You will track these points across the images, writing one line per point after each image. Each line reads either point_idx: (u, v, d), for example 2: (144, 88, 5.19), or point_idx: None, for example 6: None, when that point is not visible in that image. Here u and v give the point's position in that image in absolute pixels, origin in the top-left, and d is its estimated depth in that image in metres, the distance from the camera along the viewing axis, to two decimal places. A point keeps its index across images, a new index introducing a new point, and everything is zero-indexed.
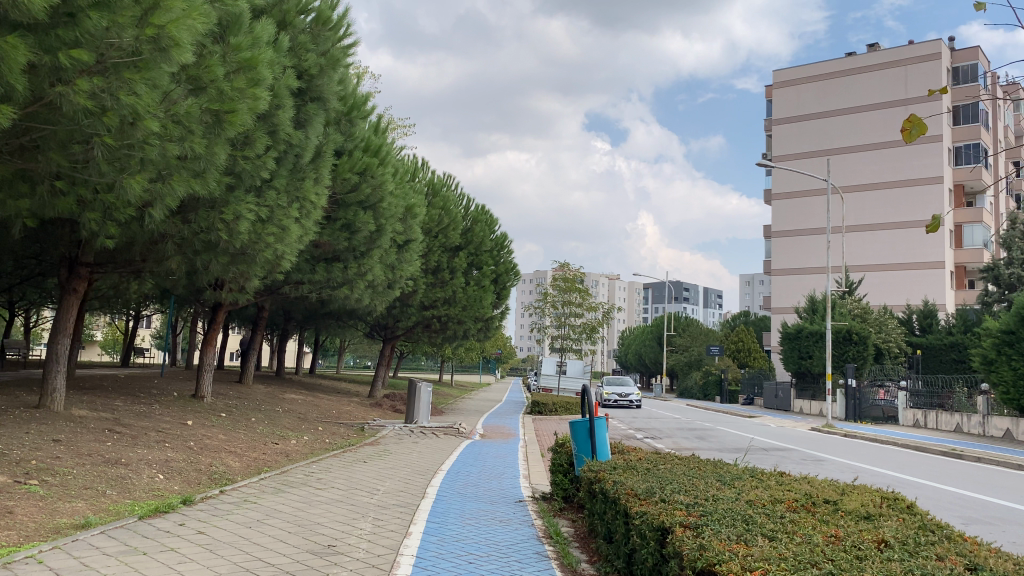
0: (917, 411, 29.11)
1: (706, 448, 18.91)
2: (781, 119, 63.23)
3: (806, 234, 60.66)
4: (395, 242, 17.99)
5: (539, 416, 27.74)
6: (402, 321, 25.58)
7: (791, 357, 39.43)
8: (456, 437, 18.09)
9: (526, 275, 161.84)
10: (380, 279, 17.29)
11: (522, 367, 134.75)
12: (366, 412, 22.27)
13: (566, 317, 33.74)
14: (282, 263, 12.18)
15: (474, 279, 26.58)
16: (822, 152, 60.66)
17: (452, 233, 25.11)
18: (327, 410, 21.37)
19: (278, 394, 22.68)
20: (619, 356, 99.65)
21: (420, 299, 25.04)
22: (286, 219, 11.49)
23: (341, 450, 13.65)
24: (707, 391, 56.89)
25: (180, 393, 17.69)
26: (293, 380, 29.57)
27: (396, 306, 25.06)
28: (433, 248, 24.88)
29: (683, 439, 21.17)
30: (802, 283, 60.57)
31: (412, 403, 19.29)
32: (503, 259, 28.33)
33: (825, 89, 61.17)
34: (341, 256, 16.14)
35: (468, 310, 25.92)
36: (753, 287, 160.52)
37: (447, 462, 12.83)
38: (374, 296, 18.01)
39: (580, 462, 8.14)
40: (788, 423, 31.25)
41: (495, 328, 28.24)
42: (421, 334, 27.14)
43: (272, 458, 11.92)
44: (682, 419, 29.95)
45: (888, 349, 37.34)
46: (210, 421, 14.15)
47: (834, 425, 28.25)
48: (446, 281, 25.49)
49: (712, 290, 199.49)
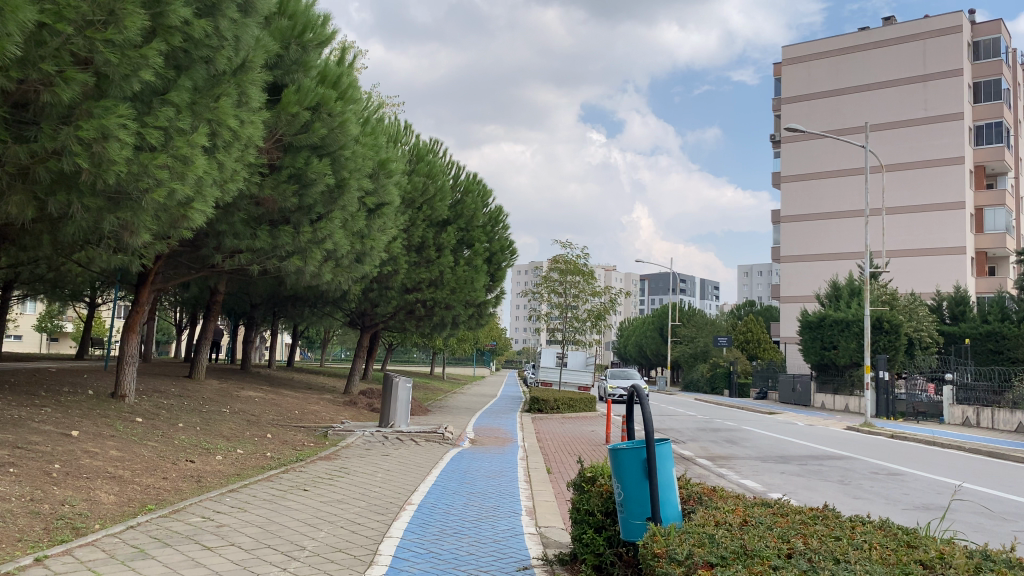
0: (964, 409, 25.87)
1: (743, 457, 15.55)
2: (791, 98, 59.73)
3: (818, 218, 57.35)
4: (364, 206, 14.62)
5: (538, 415, 24.38)
6: (381, 307, 22.13)
7: (813, 348, 36.20)
8: (441, 445, 14.71)
9: (521, 266, 158.70)
10: (346, 251, 13.93)
11: (518, 360, 131.54)
12: (337, 413, 18.91)
13: (569, 304, 30.37)
14: (190, 213, 8.82)
15: (464, 259, 23.02)
16: (835, 132, 57.29)
17: (438, 205, 21.66)
18: (289, 412, 17.95)
19: (233, 391, 19.23)
20: (618, 348, 96.37)
21: (401, 280, 21.52)
22: (188, 148, 8.15)
23: (280, 470, 10.19)
24: (714, 384, 53.75)
25: (96, 391, 14.24)
26: (260, 374, 26.16)
27: (374, 289, 21.51)
28: (417, 222, 21.39)
29: (712, 444, 17.83)
30: (814, 271, 57.27)
31: (389, 403, 15.86)
32: (498, 236, 24.76)
33: (837, 66, 57.89)
34: (291, 219, 12.75)
35: (458, 294, 22.50)
36: (753, 279, 157.39)
37: (421, 487, 9.46)
38: (339, 273, 14.61)
39: (631, 524, 4.78)
40: (818, 421, 27.88)
41: (489, 316, 24.83)
42: (404, 322, 23.75)
43: (172, 487, 8.46)
44: (701, 418, 26.64)
45: (920, 339, 34.01)
46: (109, 430, 10.69)
47: (872, 424, 24.91)
48: (433, 260, 22.00)
49: (710, 283, 196.06)
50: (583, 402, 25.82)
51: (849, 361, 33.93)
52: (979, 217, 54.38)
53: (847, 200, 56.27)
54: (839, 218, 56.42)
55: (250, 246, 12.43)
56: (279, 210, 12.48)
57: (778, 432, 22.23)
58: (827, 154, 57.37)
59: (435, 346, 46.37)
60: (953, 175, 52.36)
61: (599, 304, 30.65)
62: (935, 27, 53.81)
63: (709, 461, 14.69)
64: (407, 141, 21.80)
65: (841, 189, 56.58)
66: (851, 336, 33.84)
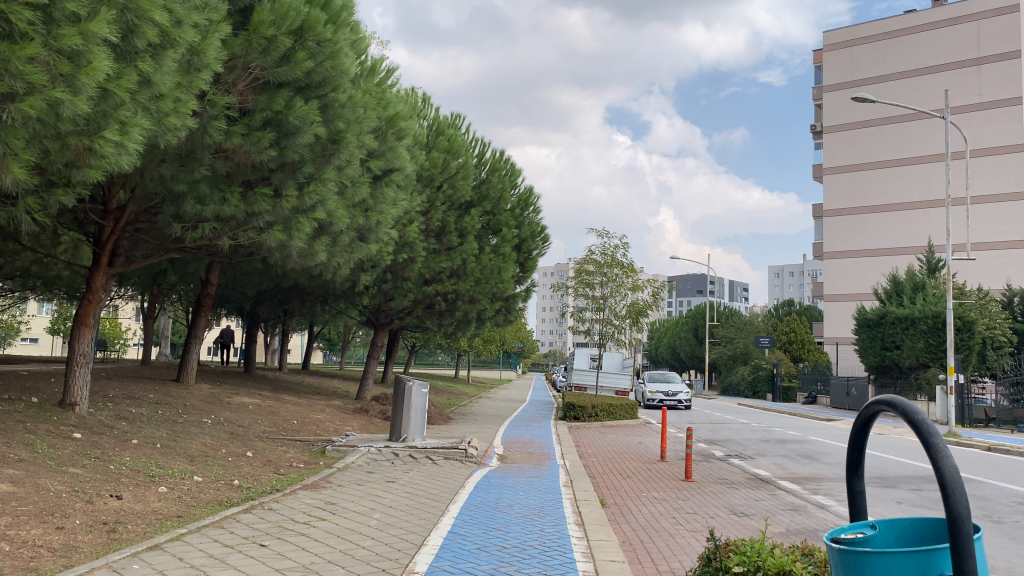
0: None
1: (836, 479, 12.54)
2: (834, 85, 56.27)
3: (865, 212, 53.89)
4: (368, 173, 11.92)
5: (574, 423, 21.56)
6: (396, 302, 19.37)
7: (873, 349, 33.08)
8: (463, 464, 11.93)
9: (546, 268, 156.02)
10: (344, 226, 11.27)
11: (544, 362, 129.00)
12: (343, 423, 16.21)
13: (607, 300, 27.44)
14: (100, 144, 6.20)
15: (490, 246, 20.17)
16: (882, 120, 53.79)
17: (459, 184, 18.93)
18: (286, 422, 15.26)
19: (224, 397, 16.59)
20: (648, 351, 93.17)
21: (418, 272, 18.72)
22: (75, 37, 5.44)
23: (242, 508, 7.47)
24: (757, 387, 51.10)
25: (42, 399, 11.56)
26: (266, 377, 23.63)
27: (387, 280, 18.72)
28: (435, 203, 18.61)
29: (788, 462, 14.87)
30: (860, 268, 53.83)
31: (401, 411, 13.11)
32: (528, 221, 21.76)
33: (884, 50, 54.42)
34: (272, 180, 10.12)
35: (483, 286, 19.65)
36: (785, 279, 153.16)
37: (433, 538, 6.69)
38: (340, 254, 11.92)
39: None
40: (889, 430, 24.80)
41: (517, 312, 22.07)
42: (424, 318, 21.06)
43: (63, 543, 5.74)
44: (755, 427, 23.77)
45: (995, 339, 30.56)
46: (22, 452, 8.04)
47: (957, 434, 21.75)
48: (454, 247, 19.17)
49: (739, 284, 191.58)
50: (623, 408, 22.95)
51: (914, 363, 30.67)
52: None
53: (896, 192, 52.77)
54: (888, 211, 52.97)
55: (218, 213, 9.78)
56: (255, 165, 9.83)
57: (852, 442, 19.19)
58: (874, 144, 53.92)
59: (459, 346, 43.69)
60: (1012, 164, 48.69)
61: (638, 300, 27.65)
62: (991, 7, 50.18)
63: (798, 487, 11.73)
64: (425, 113, 19.00)
65: (889, 180, 53.13)
66: (917, 336, 30.43)
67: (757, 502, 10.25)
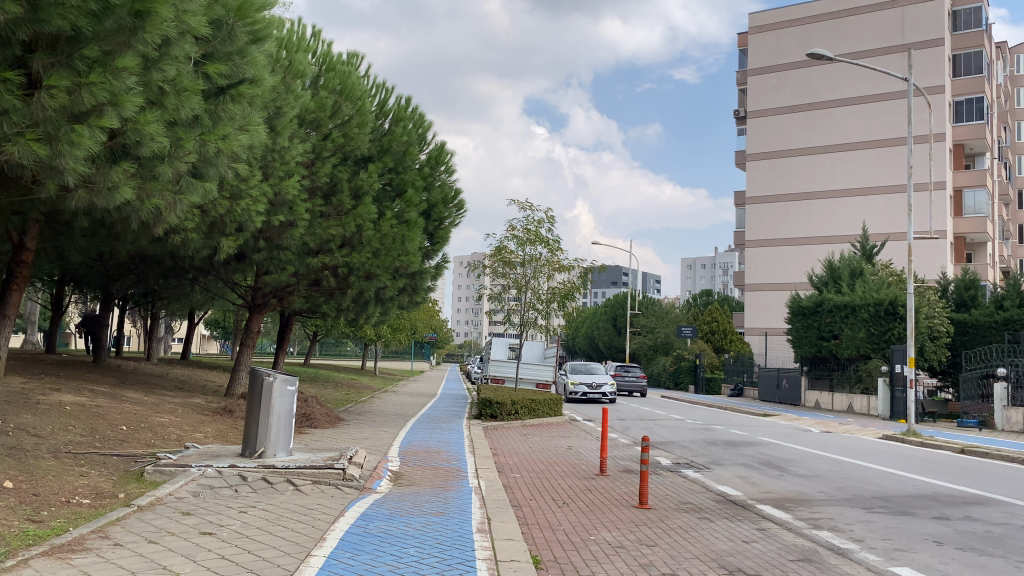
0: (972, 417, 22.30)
1: (826, 502, 9.71)
2: (758, 70, 54.86)
3: (788, 200, 52.48)
4: (203, 82, 8.42)
5: (491, 423, 18.35)
6: (273, 276, 15.72)
7: (809, 339, 31.22)
8: (334, 492, 8.54)
9: (462, 258, 152.83)
10: (158, 149, 7.74)
11: (459, 354, 125.45)
12: (191, 431, 12.46)
13: (528, 282, 24.29)
14: None
15: (392, 211, 16.50)
16: (805, 106, 52.41)
17: (355, 134, 15.54)
18: (110, 428, 11.46)
19: (34, 395, 12.63)
20: (566, 342, 91.06)
21: (300, 239, 15.01)
22: None
23: None
24: (679, 378, 49.32)
25: None
26: (121, 370, 19.60)
27: (261, 251, 14.97)
28: (322, 154, 15.11)
29: (756, 475, 11.99)
30: (782, 257, 52.43)
31: (257, 416, 9.66)
32: (439, 182, 18.28)
33: (807, 35, 52.93)
34: (32, 64, 6.62)
35: (382, 258, 15.95)
36: (697, 272, 154.02)
37: None
38: (158, 195, 8.32)
39: None
40: (836, 427, 22.43)
41: (426, 291, 18.67)
42: (311, 296, 17.48)
43: None
44: (692, 424, 21.16)
45: (934, 330, 28.66)
46: None
47: (917, 432, 19.39)
48: (346, 210, 15.54)
49: (652, 276, 192.49)
50: (547, 404, 19.89)
51: (852, 354, 28.67)
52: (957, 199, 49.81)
53: (819, 180, 51.44)
54: (810, 198, 51.62)
55: None
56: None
57: (762, 430, 19.74)
58: (798, 130, 52.55)
59: (365, 335, 40.07)
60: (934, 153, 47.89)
61: (564, 282, 24.65)
62: None
63: (788, 516, 8.77)
64: (312, 46, 15.56)
65: (813, 168, 51.75)
66: (857, 325, 28.39)
67: (750, 548, 7.16)
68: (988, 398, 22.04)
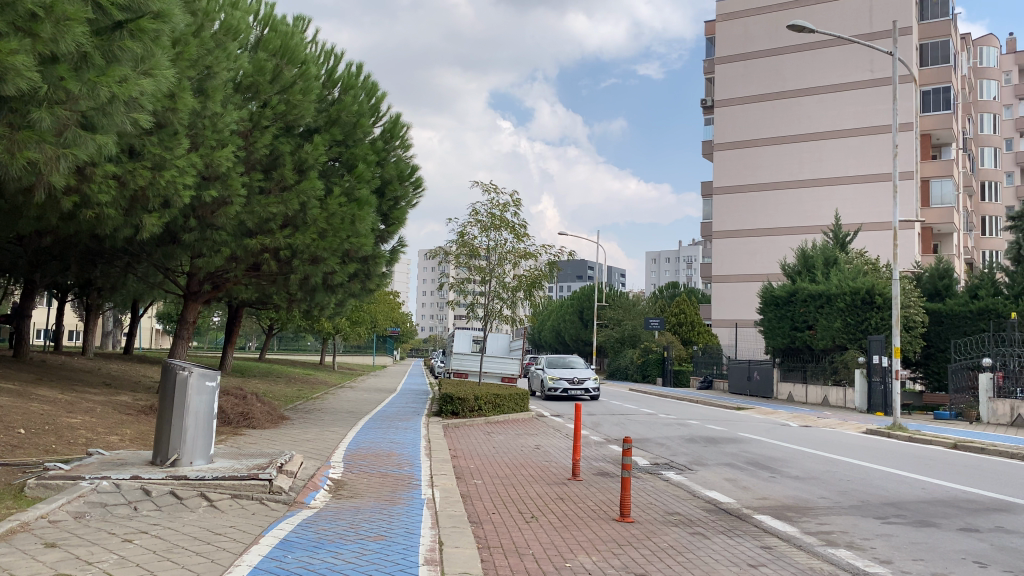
0: (955, 410, 21.40)
1: (832, 511, 8.47)
2: (725, 58, 53.92)
3: (755, 190, 51.72)
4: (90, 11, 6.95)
5: (452, 420, 16.93)
6: (206, 260, 14.14)
7: (782, 330, 30.32)
8: (256, 510, 7.09)
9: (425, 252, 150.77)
10: (29, 88, 6.35)
11: (422, 349, 123.50)
12: (107, 434, 10.87)
13: (493, 270, 22.92)
14: None
15: (341, 187, 14.98)
16: (773, 95, 51.63)
17: (299, 100, 14.00)
18: (4, 433, 9.83)
19: None
20: (531, 335, 89.95)
21: (235, 218, 13.51)
22: None
23: None
24: (647, 371, 48.37)
25: None
26: (43, 365, 17.85)
27: (192, 231, 13.40)
28: (260, 123, 13.59)
29: (746, 477, 10.74)
30: (749, 248, 51.64)
31: (169, 418, 8.20)
32: (394, 159, 16.79)
33: (775, 23, 52.12)
34: None
35: (330, 240, 14.45)
36: (661, 266, 153.91)
37: None
38: (34, 146, 6.96)
39: None
40: (814, 421, 21.39)
41: (380, 278, 17.17)
42: (253, 282, 15.93)
43: None
44: (665, 420, 19.93)
45: (910, 319, 27.85)
46: None
47: (902, 426, 18.38)
48: (289, 185, 14.01)
49: (616, 269, 191.94)
50: (512, 400, 18.56)
51: (826, 344, 27.77)
52: (924, 189, 49.43)
53: (786, 170, 50.71)
54: (778, 188, 50.89)
55: None
56: None
57: (740, 427, 18.62)
58: (766, 119, 51.79)
59: (321, 328, 38.37)
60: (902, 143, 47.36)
61: (531, 269, 23.34)
62: None
63: (793, 529, 7.49)
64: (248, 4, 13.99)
65: (780, 157, 51.02)
66: (833, 314, 27.48)
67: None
68: (972, 389, 21.05)
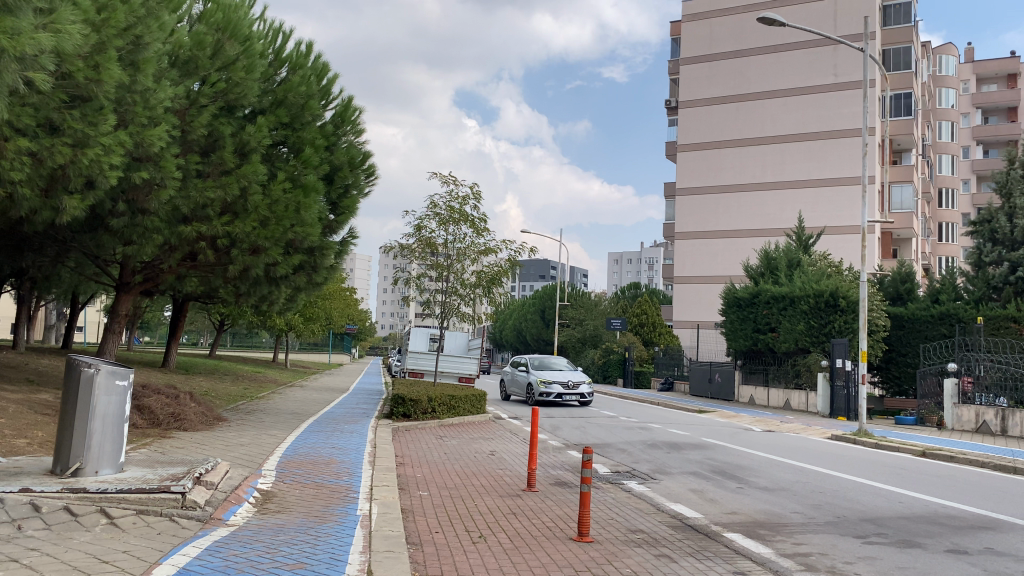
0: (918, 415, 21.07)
1: (808, 527, 7.78)
2: (690, 59, 53.64)
3: (718, 192, 51.51)
4: None
5: (404, 423, 16.00)
6: (138, 249, 13.11)
7: (745, 332, 29.91)
8: (163, 529, 6.17)
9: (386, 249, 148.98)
10: None
11: (382, 347, 121.86)
12: (14, 437, 9.80)
13: (451, 265, 22.05)
14: None
15: (286, 172, 14.04)
16: (737, 97, 51.49)
17: (241, 78, 13.03)
18: None
19: None
20: (492, 335, 89.20)
21: (169, 202, 12.51)
22: None
23: None
24: (608, 371, 47.90)
25: None
26: None
27: (121, 215, 12.37)
28: (198, 101, 12.61)
29: (712, 488, 10.05)
30: (711, 250, 51.46)
31: (71, 422, 7.23)
32: (345, 144, 15.86)
33: (740, 24, 51.97)
34: None
35: (273, 227, 13.51)
36: (623, 267, 154.06)
37: None
38: None
39: None
40: (778, 426, 20.90)
41: (329, 271, 16.24)
42: (191, 272, 14.93)
43: None
44: (626, 423, 19.27)
45: (872, 322, 27.61)
46: None
47: (868, 431, 17.90)
48: (230, 168, 13.04)
49: (578, 269, 191.82)
50: (468, 401, 17.72)
51: (789, 347, 27.39)
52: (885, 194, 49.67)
53: (749, 172, 50.58)
54: (741, 190, 50.74)
55: None
56: None
57: (703, 431, 18.02)
58: (730, 121, 51.64)
59: (273, 324, 37.10)
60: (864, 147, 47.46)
61: (491, 265, 22.53)
62: None
63: (769, 550, 6.77)
64: None
65: (744, 159, 50.89)
66: (796, 317, 27.12)
67: None
68: (935, 394, 20.73)
